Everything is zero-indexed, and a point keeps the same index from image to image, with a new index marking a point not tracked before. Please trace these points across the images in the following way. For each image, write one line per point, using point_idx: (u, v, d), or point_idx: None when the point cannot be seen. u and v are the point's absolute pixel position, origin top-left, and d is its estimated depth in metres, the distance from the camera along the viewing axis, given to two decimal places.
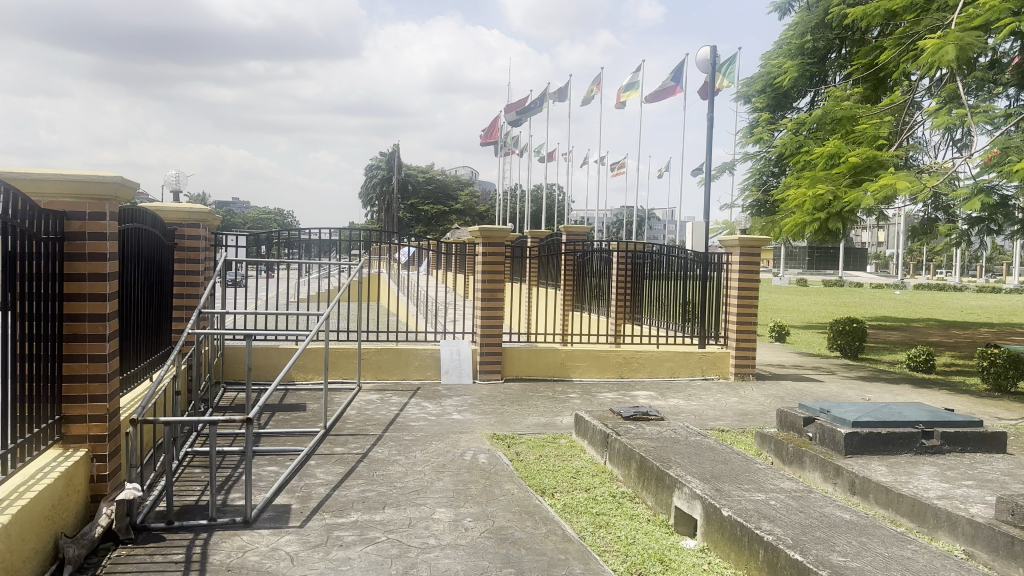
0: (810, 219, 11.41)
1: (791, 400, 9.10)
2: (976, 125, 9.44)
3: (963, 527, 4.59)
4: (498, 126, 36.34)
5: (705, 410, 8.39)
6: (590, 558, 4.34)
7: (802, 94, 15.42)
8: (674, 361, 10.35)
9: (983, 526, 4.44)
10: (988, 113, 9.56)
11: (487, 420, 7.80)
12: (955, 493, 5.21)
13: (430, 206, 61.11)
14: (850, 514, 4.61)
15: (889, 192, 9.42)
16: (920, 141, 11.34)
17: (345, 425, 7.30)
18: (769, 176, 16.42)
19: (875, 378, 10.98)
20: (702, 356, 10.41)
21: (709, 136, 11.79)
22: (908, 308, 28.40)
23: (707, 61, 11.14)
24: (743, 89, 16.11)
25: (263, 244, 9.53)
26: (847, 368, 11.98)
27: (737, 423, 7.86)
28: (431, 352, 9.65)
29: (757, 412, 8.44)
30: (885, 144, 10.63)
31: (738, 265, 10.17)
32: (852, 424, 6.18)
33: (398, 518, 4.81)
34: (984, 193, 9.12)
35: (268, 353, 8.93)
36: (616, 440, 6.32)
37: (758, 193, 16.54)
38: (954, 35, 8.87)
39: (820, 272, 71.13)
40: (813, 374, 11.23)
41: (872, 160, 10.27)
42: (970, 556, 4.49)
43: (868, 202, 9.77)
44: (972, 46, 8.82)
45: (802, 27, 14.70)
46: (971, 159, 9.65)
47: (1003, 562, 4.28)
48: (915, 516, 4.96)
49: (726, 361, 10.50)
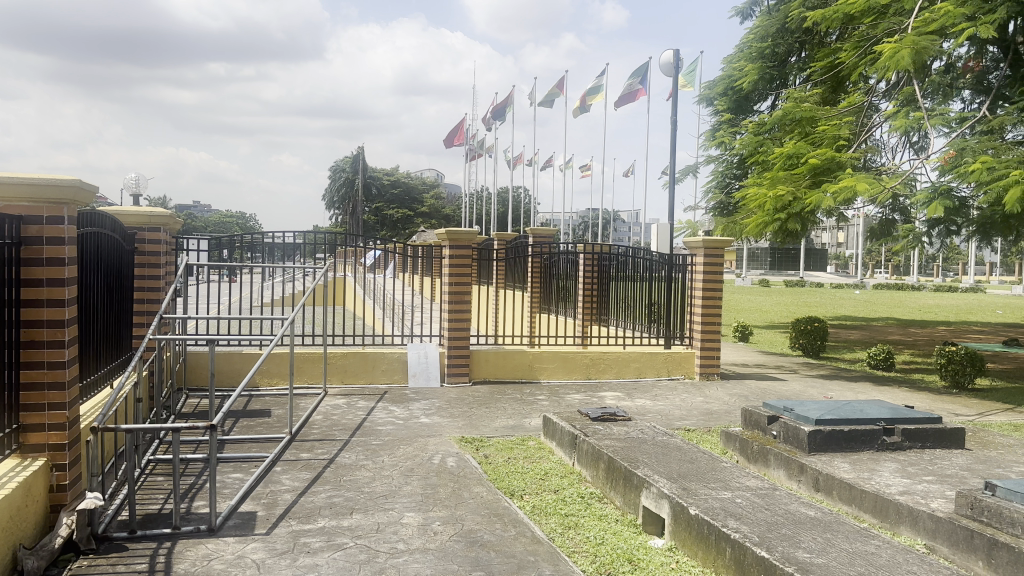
0: (769, 219, 11.38)
1: (755, 399, 9.23)
2: (933, 127, 9.65)
3: (924, 522, 4.70)
4: (463, 129, 36.32)
5: (671, 410, 8.47)
6: (560, 559, 4.34)
7: (763, 97, 15.62)
8: (641, 362, 10.43)
9: (944, 521, 4.55)
10: (944, 116, 9.78)
11: (455, 423, 7.78)
12: (916, 489, 5.32)
13: (395, 210, 60.75)
14: (814, 511, 4.69)
15: (850, 194, 9.62)
16: (878, 143, 11.59)
17: (311, 430, 7.22)
18: (732, 179, 16.65)
19: (836, 376, 11.19)
20: (668, 357, 10.50)
21: (673, 139, 11.90)
22: (868, 308, 29.00)
23: (669, 64, 11.26)
24: (705, 92, 16.33)
25: (225, 248, 9.38)
26: (809, 367, 12.19)
27: (703, 423, 7.94)
28: (397, 356, 9.58)
29: (723, 411, 8.53)
30: (844, 145, 10.86)
31: (703, 266, 10.27)
32: (815, 422, 6.28)
33: (366, 523, 4.77)
34: (941, 195, 9.33)
35: (231, 358, 8.80)
36: (584, 441, 6.34)
37: (721, 195, 16.75)
38: (910, 39, 9.08)
39: (781, 273, 72.23)
40: (775, 373, 11.41)
41: (832, 161, 10.45)
42: (932, 550, 4.59)
43: (828, 203, 9.97)
44: (928, 50, 9.03)
45: (762, 31, 14.97)
46: (928, 162, 9.86)
47: (963, 556, 4.39)
48: (878, 512, 5.06)
49: (691, 361, 10.60)
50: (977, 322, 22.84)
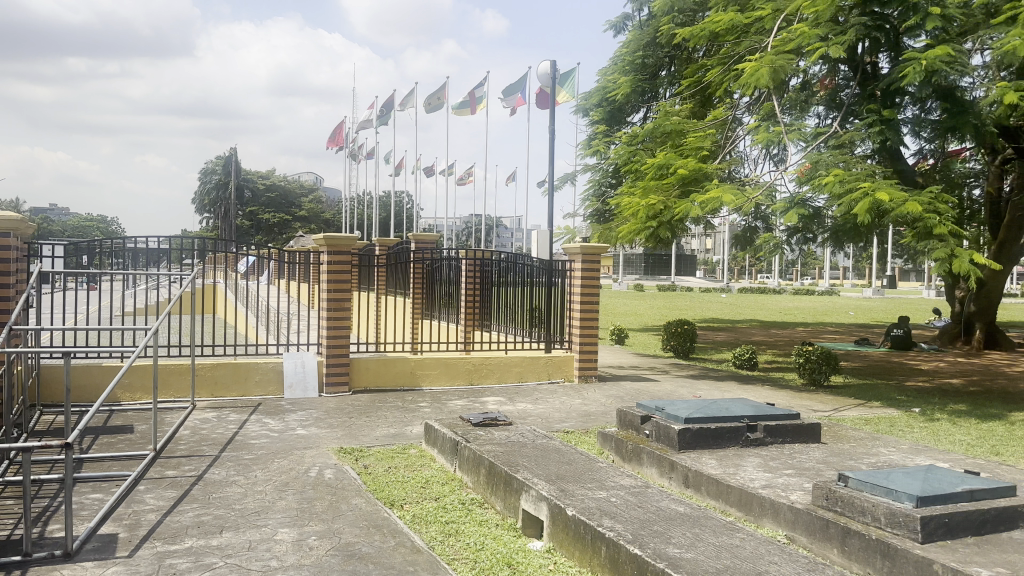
0: (643, 226, 11.78)
1: (630, 400, 9.55)
2: (790, 141, 10.29)
3: (784, 513, 5.01)
4: (343, 133, 35.63)
5: (550, 413, 8.62)
6: (440, 568, 4.33)
7: (636, 108, 16.20)
8: (522, 366, 10.57)
9: (802, 512, 4.85)
10: (800, 131, 10.43)
11: (333, 434, 7.60)
12: (777, 482, 5.66)
13: (271, 214, 58.72)
14: (684, 507, 4.90)
15: (716, 205, 10.12)
16: (742, 156, 12.26)
17: (178, 446, 6.86)
18: (608, 187, 17.16)
19: (705, 376, 11.76)
20: (548, 361, 10.71)
21: (551, 147, 12.12)
22: (733, 311, 30.63)
23: (547, 74, 11.47)
24: (581, 102, 16.77)
25: (82, 254, 8.76)
26: (680, 368, 12.74)
27: (581, 424, 8.13)
28: (273, 366, 9.26)
29: (600, 413, 8.78)
30: (709, 156, 11.45)
31: (580, 271, 10.54)
32: (685, 421, 6.59)
33: (237, 541, 4.57)
34: (798, 205, 9.98)
35: (89, 371, 8.23)
36: (465, 447, 6.35)
37: (598, 203, 17.22)
38: (768, 58, 9.66)
39: (655, 278, 75.14)
40: (649, 375, 11.85)
41: (699, 172, 10.99)
42: (791, 540, 4.90)
43: (697, 212, 10.44)
44: (783, 69, 9.63)
45: (634, 45, 15.52)
46: (786, 174, 10.50)
47: (819, 544, 4.70)
48: (742, 505, 5.35)
49: (570, 365, 10.84)
50: (829, 323, 24.64)
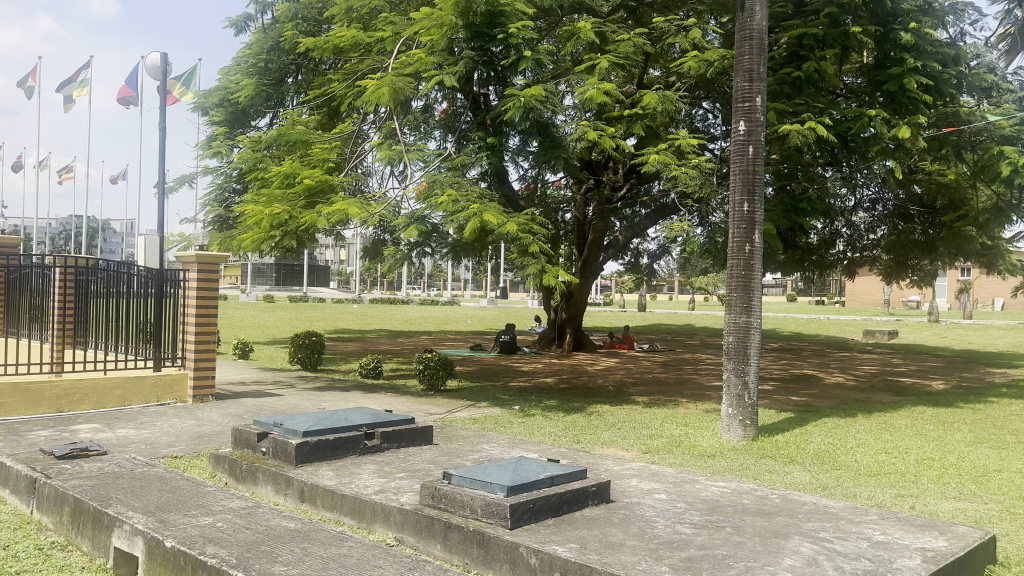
0: (266, 236, 11.38)
1: (250, 417, 9.13)
2: (411, 160, 10.77)
3: (393, 516, 5.17)
4: None
5: (156, 438, 7.83)
6: None
7: (261, 114, 15.62)
8: (126, 388, 9.51)
9: (409, 513, 5.06)
10: (420, 152, 10.94)
11: None
12: (389, 486, 5.82)
13: None
14: (295, 522, 4.78)
15: (341, 217, 10.20)
16: (367, 171, 12.50)
17: None
18: (231, 193, 16.27)
19: (331, 387, 11.73)
20: (157, 381, 9.76)
21: (161, 145, 11.05)
22: (361, 321, 31.25)
23: (156, 67, 10.49)
24: (200, 101, 15.71)
25: None
26: (305, 381, 12.55)
27: (192, 448, 7.52)
28: None
29: (215, 433, 8.22)
30: (333, 169, 11.54)
31: (196, 283, 9.91)
32: (303, 434, 6.48)
33: None
34: (417, 222, 10.53)
35: None
36: (43, 484, 5.46)
37: (220, 209, 16.19)
38: (388, 79, 10.02)
39: (289, 289, 73.50)
40: (272, 389, 11.45)
41: (324, 184, 11.00)
42: (399, 541, 5.08)
43: (321, 223, 10.41)
44: (402, 91, 10.07)
45: (258, 48, 15.00)
46: (407, 192, 10.96)
47: (424, 542, 4.93)
48: (355, 514, 5.41)
49: (184, 384, 10.00)
50: (449, 331, 26.48)
